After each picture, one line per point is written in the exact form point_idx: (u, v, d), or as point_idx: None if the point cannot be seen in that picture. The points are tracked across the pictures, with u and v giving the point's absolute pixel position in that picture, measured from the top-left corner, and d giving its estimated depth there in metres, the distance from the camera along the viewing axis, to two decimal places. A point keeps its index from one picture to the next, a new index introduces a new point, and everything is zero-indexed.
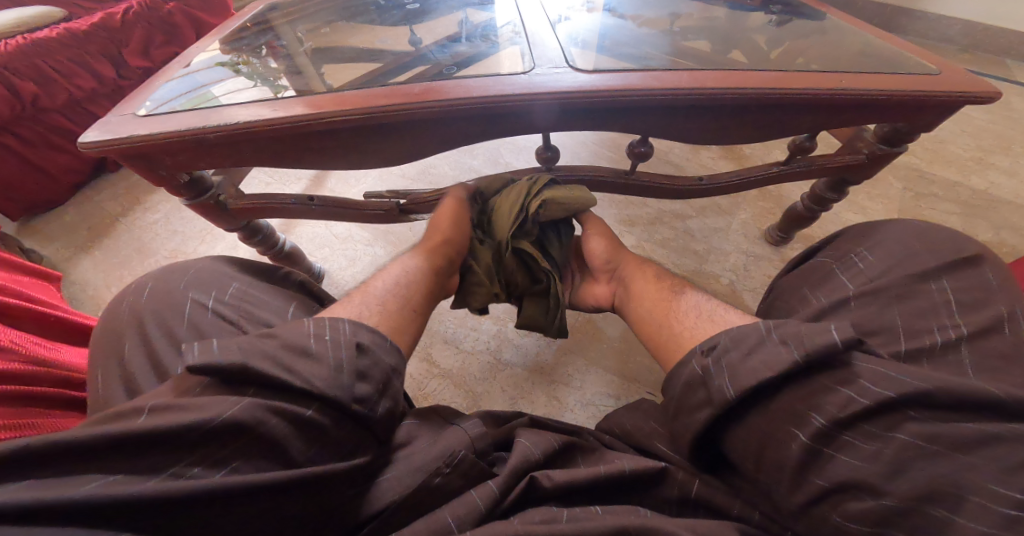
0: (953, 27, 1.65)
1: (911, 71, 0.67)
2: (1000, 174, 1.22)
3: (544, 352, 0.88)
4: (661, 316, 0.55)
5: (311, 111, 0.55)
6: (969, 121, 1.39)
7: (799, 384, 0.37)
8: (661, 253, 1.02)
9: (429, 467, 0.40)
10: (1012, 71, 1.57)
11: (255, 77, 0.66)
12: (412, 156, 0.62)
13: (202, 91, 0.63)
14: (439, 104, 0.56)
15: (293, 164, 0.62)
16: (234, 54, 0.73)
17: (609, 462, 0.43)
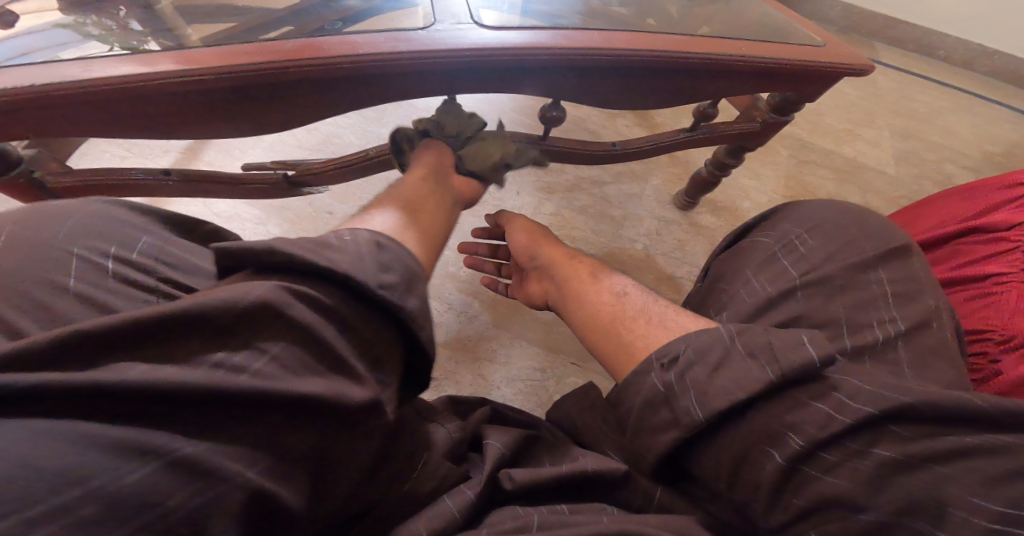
0: (832, 9, 1.81)
1: (799, 42, 0.70)
2: (866, 144, 1.37)
3: (465, 328, 0.85)
4: (596, 312, 0.51)
5: (156, 68, 0.45)
6: (842, 94, 1.53)
7: (777, 400, 0.34)
8: (580, 221, 1.02)
9: (400, 471, 0.38)
10: (875, 51, 1.76)
11: (111, 41, 0.53)
12: (297, 123, 0.54)
13: (50, 55, 0.49)
14: (320, 62, 0.49)
15: (140, 133, 0.51)
16: (79, 18, 0.58)
17: (573, 461, 0.41)
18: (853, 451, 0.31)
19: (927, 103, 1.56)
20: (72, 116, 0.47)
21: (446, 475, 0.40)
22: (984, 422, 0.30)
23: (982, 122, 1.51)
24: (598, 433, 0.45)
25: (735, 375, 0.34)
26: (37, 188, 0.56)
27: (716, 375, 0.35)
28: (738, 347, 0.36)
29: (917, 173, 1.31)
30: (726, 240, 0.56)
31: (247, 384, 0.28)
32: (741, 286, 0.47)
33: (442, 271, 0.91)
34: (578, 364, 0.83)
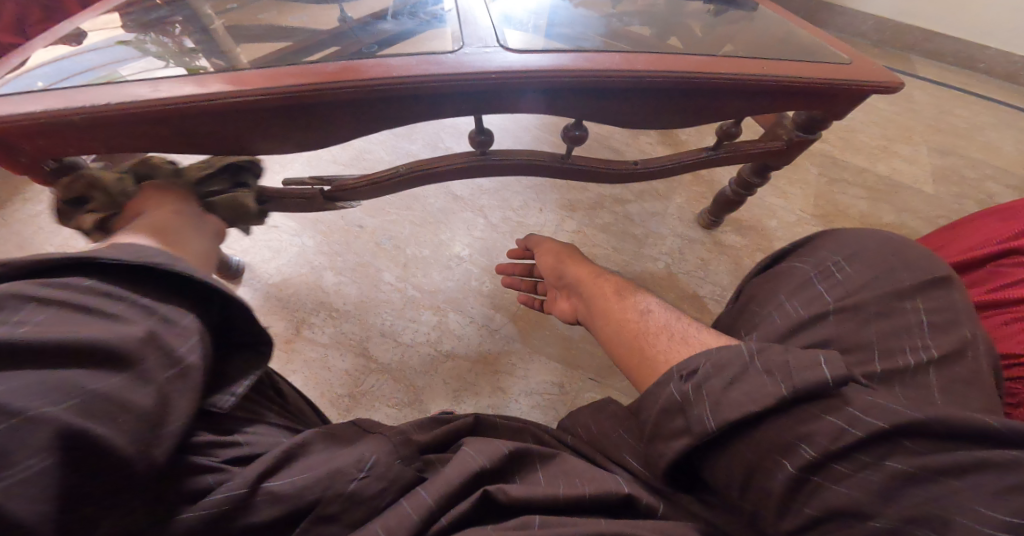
0: (867, 22, 1.77)
1: (825, 60, 0.69)
2: (901, 162, 1.33)
3: (487, 342, 0.86)
4: (622, 330, 0.52)
5: (205, 90, 0.49)
6: (876, 111, 1.50)
7: (792, 412, 0.33)
8: (601, 238, 1.03)
9: (344, 474, 0.36)
10: (913, 65, 1.72)
11: (167, 58, 0.57)
12: (333, 140, 0.57)
13: (109, 70, 0.54)
14: (356, 84, 0.51)
15: (190, 152, 0.54)
16: (139, 34, 0.64)
17: (574, 476, 0.39)
18: (863, 461, 0.31)
19: (970, 119, 1.50)
20: (134, 131, 0.50)
21: (400, 476, 0.37)
22: (998, 435, 0.29)
23: None
24: (617, 440, 0.45)
25: (749, 386, 0.34)
26: None
27: (731, 388, 0.35)
28: (757, 363, 0.35)
29: (956, 193, 1.26)
30: (763, 262, 0.55)
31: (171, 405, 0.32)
32: (773, 310, 0.47)
33: (465, 285, 0.93)
34: (596, 380, 0.83)
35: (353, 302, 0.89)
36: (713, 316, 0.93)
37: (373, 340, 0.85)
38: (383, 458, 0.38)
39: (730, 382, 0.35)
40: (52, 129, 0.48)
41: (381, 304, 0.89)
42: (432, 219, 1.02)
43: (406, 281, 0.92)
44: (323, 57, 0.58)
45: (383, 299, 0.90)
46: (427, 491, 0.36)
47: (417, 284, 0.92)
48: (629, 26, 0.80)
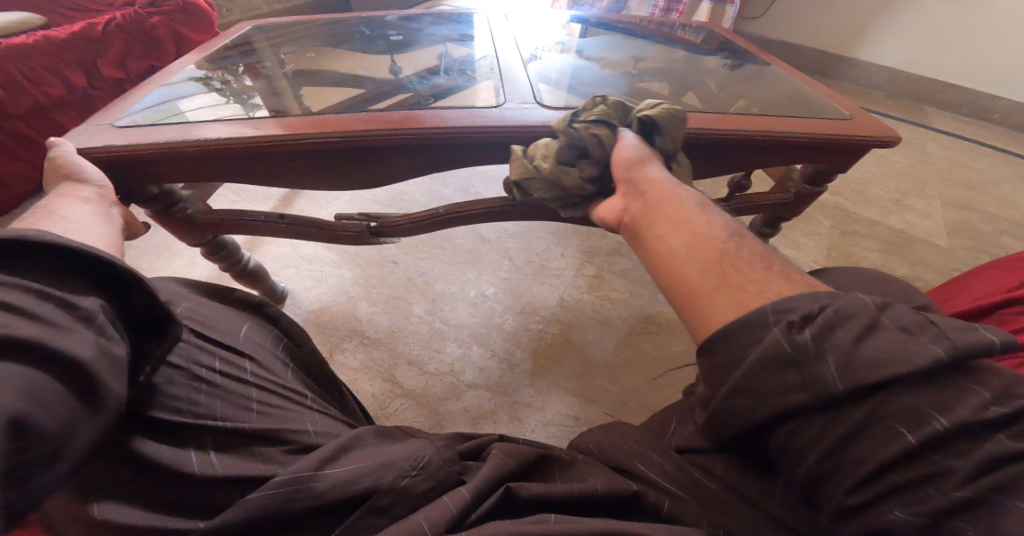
0: (880, 74, 1.86)
1: (826, 115, 0.74)
2: (916, 215, 1.35)
3: (506, 374, 0.90)
4: (703, 257, 0.40)
5: (287, 131, 0.57)
6: (891, 164, 1.54)
7: (931, 381, 0.28)
8: (619, 281, 1.07)
9: (398, 468, 0.40)
10: (928, 116, 1.77)
11: (228, 94, 0.67)
12: (386, 179, 0.63)
13: (172, 105, 0.62)
14: (414, 133, 0.58)
15: (265, 183, 0.62)
16: (212, 70, 0.72)
17: (583, 480, 0.42)
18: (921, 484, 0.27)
19: (985, 172, 1.53)
20: (234, 166, 0.59)
21: (446, 477, 0.41)
22: None
23: None
24: (626, 449, 0.47)
25: (884, 343, 0.29)
26: (187, 222, 0.69)
27: (864, 343, 0.29)
28: (887, 321, 0.30)
29: (973, 247, 1.27)
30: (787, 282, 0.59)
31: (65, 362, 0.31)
32: None
33: (488, 321, 0.97)
34: (611, 415, 0.86)
35: (382, 330, 0.94)
36: None
37: (400, 367, 0.89)
38: (433, 457, 0.41)
39: (742, 362, 0.33)
40: (158, 157, 0.56)
41: (409, 334, 0.94)
42: (461, 257, 1.08)
43: (433, 314, 0.98)
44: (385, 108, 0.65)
45: (410, 328, 0.95)
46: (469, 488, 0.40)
47: (444, 317, 0.97)
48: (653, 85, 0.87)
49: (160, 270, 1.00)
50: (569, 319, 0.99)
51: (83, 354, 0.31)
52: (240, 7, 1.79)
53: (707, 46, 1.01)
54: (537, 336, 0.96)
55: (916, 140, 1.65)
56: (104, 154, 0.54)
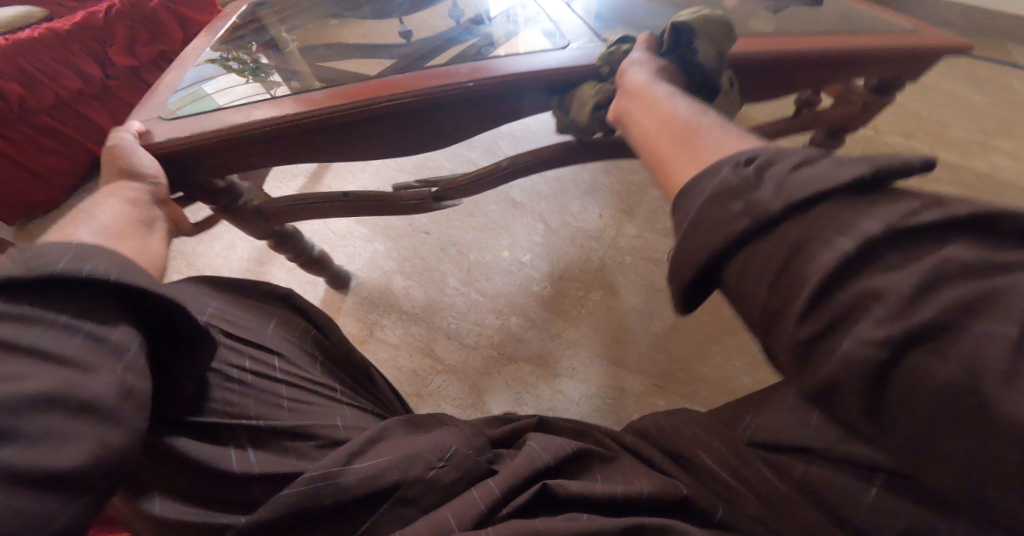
0: (951, 11, 1.65)
1: (892, 28, 0.67)
2: (1002, 158, 1.21)
3: (546, 345, 0.87)
4: (670, 131, 0.39)
5: (314, 105, 0.54)
6: (970, 104, 1.37)
7: (866, 196, 0.25)
8: (664, 244, 1.01)
9: (426, 459, 0.38)
10: (1011, 52, 1.57)
11: (247, 73, 0.65)
12: (428, 141, 0.59)
13: (197, 88, 0.62)
14: (452, 88, 0.54)
15: (303, 159, 0.59)
16: (223, 51, 0.71)
17: (624, 480, 0.39)
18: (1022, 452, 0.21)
19: None
20: (270, 148, 0.57)
21: (473, 467, 0.39)
22: None
23: None
24: (688, 436, 0.44)
25: (823, 166, 0.26)
26: (257, 213, 0.68)
27: (799, 169, 0.27)
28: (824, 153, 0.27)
29: None
30: None
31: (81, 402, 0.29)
32: None
33: (526, 290, 0.94)
34: (657, 385, 0.82)
35: (419, 304, 0.93)
36: None
37: (439, 340, 0.89)
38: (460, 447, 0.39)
39: (700, 196, 0.30)
40: (210, 148, 0.54)
41: (447, 307, 0.93)
42: (493, 224, 1.05)
43: (469, 285, 0.95)
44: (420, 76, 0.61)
45: (446, 301, 0.93)
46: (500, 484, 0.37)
47: (480, 288, 0.95)
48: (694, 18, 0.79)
49: (203, 253, 1.03)
50: (609, 284, 0.95)
51: (106, 391, 0.30)
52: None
53: None
54: (577, 305, 0.92)
55: (1001, 78, 1.47)
56: (173, 147, 0.53)
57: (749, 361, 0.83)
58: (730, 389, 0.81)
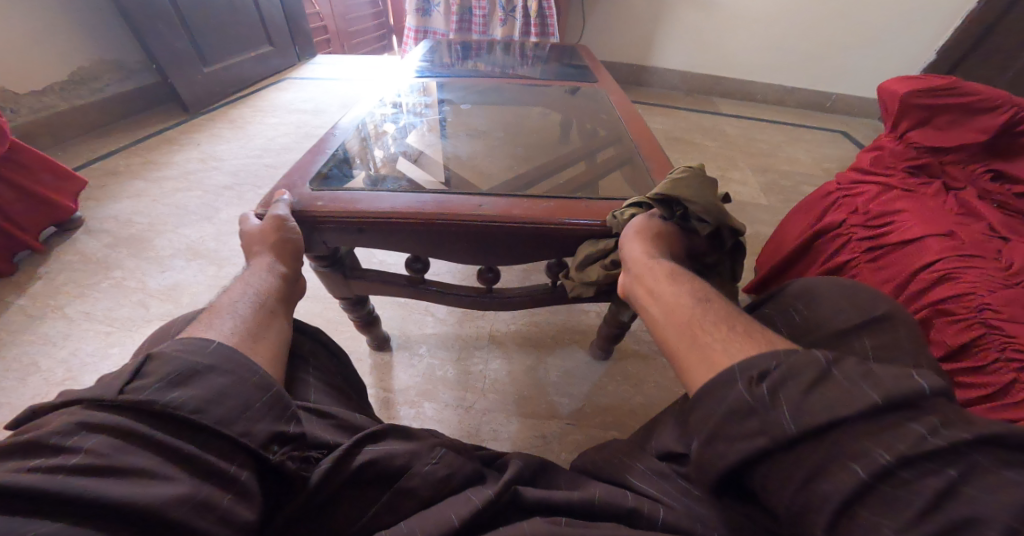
0: (674, 77, 2.38)
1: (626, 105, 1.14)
2: (738, 185, 1.69)
3: (464, 417, 0.93)
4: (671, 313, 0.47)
5: (430, 213, 0.64)
6: (707, 147, 1.90)
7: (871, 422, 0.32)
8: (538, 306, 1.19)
9: (438, 486, 0.45)
10: (716, 106, 2.28)
11: (372, 184, 0.71)
12: (503, 256, 0.69)
13: (345, 186, 0.70)
14: (528, 202, 0.67)
15: (408, 250, 0.69)
16: (339, 181, 0.71)
17: (584, 491, 0.47)
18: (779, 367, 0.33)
19: (769, 140, 1.98)
20: (393, 241, 0.67)
21: (461, 467, 0.47)
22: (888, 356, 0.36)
23: (811, 148, 1.95)
24: (616, 462, 0.52)
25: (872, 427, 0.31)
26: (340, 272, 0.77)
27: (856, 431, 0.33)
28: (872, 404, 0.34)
29: (784, 200, 1.63)
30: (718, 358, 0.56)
31: (95, 466, 0.33)
32: None
33: (431, 377, 1.00)
34: (572, 423, 0.94)
35: None
36: (643, 347, 1.09)
37: None
38: (450, 452, 0.48)
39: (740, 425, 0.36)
40: (343, 219, 0.65)
41: None
42: (385, 326, 1.10)
43: (377, 386, 0.98)
44: (590, 170, 0.80)
45: None
46: (487, 488, 0.46)
47: (387, 386, 0.97)
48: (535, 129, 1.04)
49: None
50: (504, 352, 1.06)
51: (130, 460, 0.34)
52: (28, 105, 1.62)
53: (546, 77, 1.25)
54: (481, 376, 1.01)
55: (718, 125, 2.07)
56: (316, 214, 0.64)
57: (633, 383, 1.02)
58: (627, 407, 0.97)
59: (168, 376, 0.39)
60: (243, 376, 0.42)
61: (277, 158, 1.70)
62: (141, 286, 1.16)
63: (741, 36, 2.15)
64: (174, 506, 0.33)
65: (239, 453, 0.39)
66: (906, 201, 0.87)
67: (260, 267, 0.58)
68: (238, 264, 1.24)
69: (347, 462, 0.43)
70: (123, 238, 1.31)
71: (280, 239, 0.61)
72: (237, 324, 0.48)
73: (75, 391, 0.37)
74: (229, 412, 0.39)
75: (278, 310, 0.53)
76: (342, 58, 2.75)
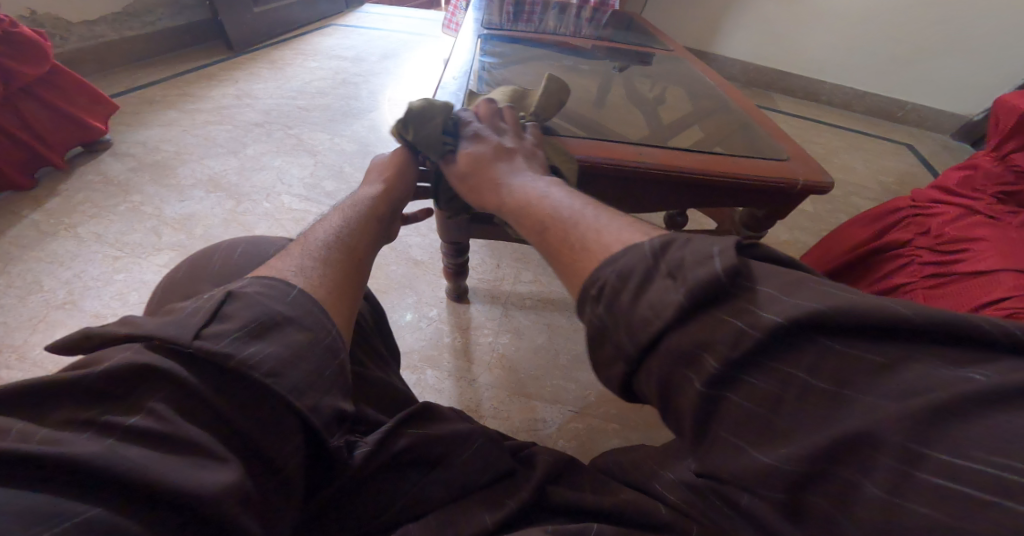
0: (734, 67, 2.23)
1: (698, 83, 1.07)
2: None
3: (464, 391, 0.90)
4: None
5: (583, 154, 0.66)
6: None
7: None
8: (556, 284, 1.13)
9: (474, 477, 0.43)
10: (775, 102, 2.14)
11: (507, 122, 0.74)
12: (613, 200, 0.72)
13: None
14: (638, 157, 0.68)
15: None
16: (475, 115, 0.73)
17: (611, 495, 0.43)
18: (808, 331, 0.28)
19: (827, 145, 1.84)
20: None
21: (498, 461, 0.44)
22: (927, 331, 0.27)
23: (871, 158, 1.81)
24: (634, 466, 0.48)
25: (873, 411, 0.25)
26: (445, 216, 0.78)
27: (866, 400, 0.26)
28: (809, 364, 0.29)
29: (833, 209, 1.51)
30: None
31: (154, 436, 0.28)
32: None
33: (437, 342, 0.97)
34: (575, 411, 0.90)
35: None
36: None
37: None
38: (489, 442, 0.45)
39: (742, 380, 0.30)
40: None
41: None
42: (395, 284, 1.07)
43: None
44: (709, 134, 0.81)
45: None
46: (518, 489, 0.43)
47: None
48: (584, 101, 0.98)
49: (42, 343, 0.87)
50: (516, 327, 1.02)
51: (187, 430, 0.29)
52: (78, 33, 1.61)
53: (601, 52, 1.19)
54: (487, 349, 0.97)
55: None
56: None
57: None
58: (635, 401, 0.93)
59: (248, 324, 0.34)
60: (322, 336, 0.37)
61: (311, 101, 1.66)
62: (157, 213, 1.15)
63: (817, 30, 1.99)
64: (222, 499, 0.28)
65: (298, 433, 0.34)
66: (988, 228, 0.78)
67: (359, 197, 0.55)
68: (258, 201, 1.22)
69: (388, 446, 0.41)
70: (147, 164, 1.29)
71: (397, 176, 0.60)
72: (312, 257, 0.43)
73: (141, 323, 0.33)
74: (300, 382, 0.34)
75: (361, 255, 0.48)
76: (392, 9, 2.66)
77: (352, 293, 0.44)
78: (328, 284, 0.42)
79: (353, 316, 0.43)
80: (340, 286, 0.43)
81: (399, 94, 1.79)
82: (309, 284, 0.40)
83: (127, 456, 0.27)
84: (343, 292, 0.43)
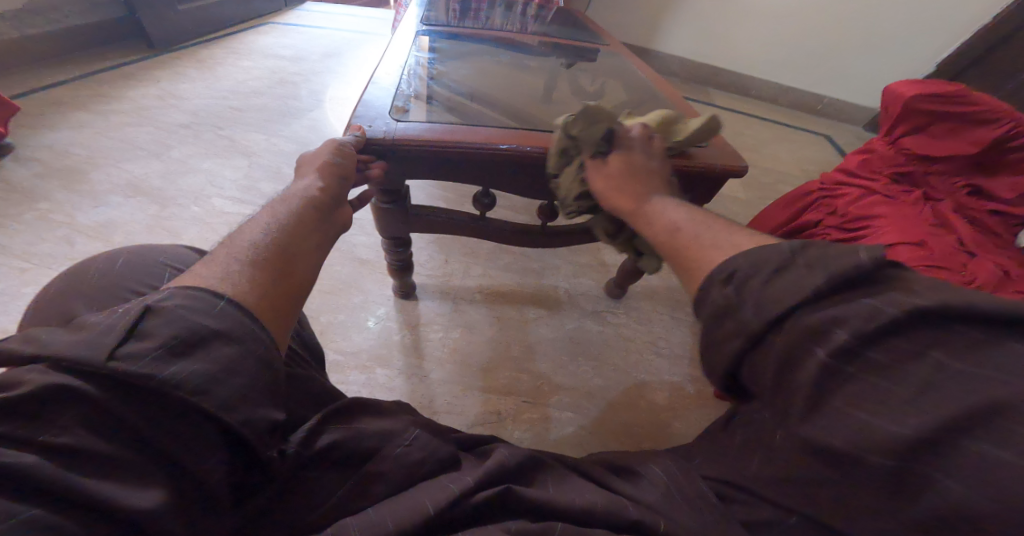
0: (670, 62, 2.33)
1: (633, 77, 1.12)
2: None
3: (417, 388, 0.90)
4: None
5: (510, 144, 0.68)
6: None
7: None
8: (506, 276, 1.15)
9: (421, 469, 0.43)
10: (708, 95, 2.25)
11: (441, 114, 0.75)
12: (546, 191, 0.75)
13: (407, 113, 0.72)
14: None
15: (473, 182, 0.73)
16: (408, 107, 0.73)
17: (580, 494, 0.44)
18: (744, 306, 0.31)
19: (755, 137, 1.97)
20: (475, 170, 0.71)
21: (438, 450, 0.45)
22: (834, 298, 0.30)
23: (794, 148, 1.94)
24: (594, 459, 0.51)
25: None
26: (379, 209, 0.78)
27: None
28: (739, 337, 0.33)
29: (762, 197, 1.62)
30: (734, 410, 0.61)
31: (78, 454, 0.28)
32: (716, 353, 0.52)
33: (387, 341, 0.96)
34: (528, 401, 0.92)
35: None
36: (611, 328, 1.08)
37: None
38: (424, 434, 0.46)
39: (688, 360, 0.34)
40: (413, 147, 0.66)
41: None
42: (342, 284, 1.05)
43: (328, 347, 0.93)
44: None
45: None
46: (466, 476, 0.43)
47: (339, 347, 0.93)
48: (525, 96, 1.00)
49: None
50: (466, 322, 1.03)
51: (113, 446, 0.29)
52: None
53: (543, 48, 1.22)
54: (439, 345, 0.97)
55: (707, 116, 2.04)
56: (390, 137, 0.65)
57: (595, 364, 1.00)
58: (586, 387, 0.96)
59: (168, 340, 0.32)
60: (253, 349, 0.35)
61: (244, 100, 1.59)
62: (70, 220, 1.07)
63: (743, 28, 2.12)
64: (156, 514, 0.29)
65: (222, 445, 0.33)
66: (885, 208, 0.86)
67: (294, 191, 0.52)
68: (186, 205, 1.16)
69: (314, 441, 0.41)
70: (58, 169, 1.20)
71: (336, 166, 0.57)
72: (242, 259, 0.40)
73: (47, 342, 0.31)
74: (231, 395, 0.33)
75: (300, 250, 0.45)
76: (334, 6, 2.58)
77: (289, 296, 0.41)
78: (261, 290, 0.39)
79: (291, 322, 0.40)
80: (274, 290, 0.40)
81: (341, 92, 1.75)
82: (238, 290, 0.37)
83: (53, 473, 0.27)
84: (279, 296, 0.40)
